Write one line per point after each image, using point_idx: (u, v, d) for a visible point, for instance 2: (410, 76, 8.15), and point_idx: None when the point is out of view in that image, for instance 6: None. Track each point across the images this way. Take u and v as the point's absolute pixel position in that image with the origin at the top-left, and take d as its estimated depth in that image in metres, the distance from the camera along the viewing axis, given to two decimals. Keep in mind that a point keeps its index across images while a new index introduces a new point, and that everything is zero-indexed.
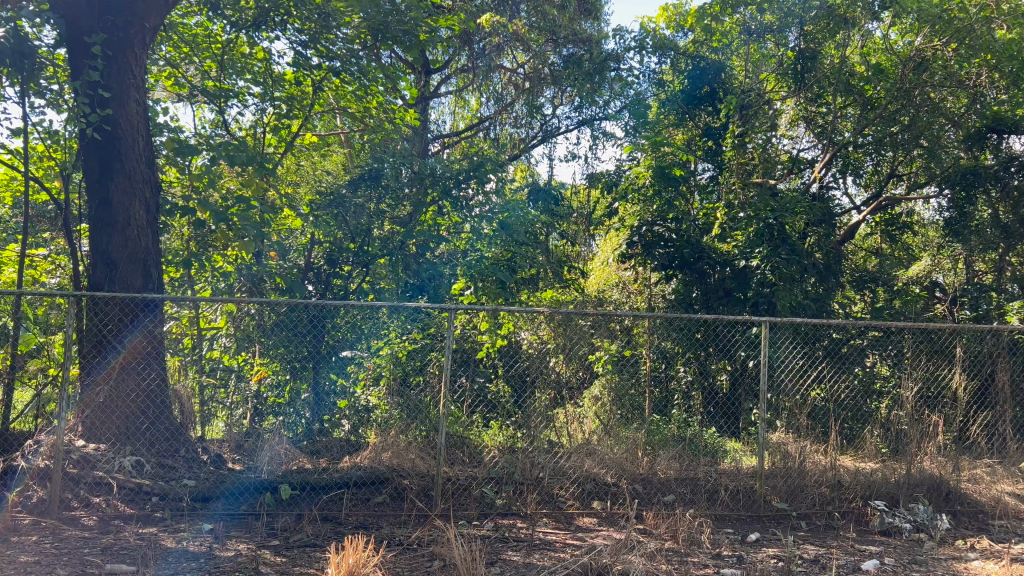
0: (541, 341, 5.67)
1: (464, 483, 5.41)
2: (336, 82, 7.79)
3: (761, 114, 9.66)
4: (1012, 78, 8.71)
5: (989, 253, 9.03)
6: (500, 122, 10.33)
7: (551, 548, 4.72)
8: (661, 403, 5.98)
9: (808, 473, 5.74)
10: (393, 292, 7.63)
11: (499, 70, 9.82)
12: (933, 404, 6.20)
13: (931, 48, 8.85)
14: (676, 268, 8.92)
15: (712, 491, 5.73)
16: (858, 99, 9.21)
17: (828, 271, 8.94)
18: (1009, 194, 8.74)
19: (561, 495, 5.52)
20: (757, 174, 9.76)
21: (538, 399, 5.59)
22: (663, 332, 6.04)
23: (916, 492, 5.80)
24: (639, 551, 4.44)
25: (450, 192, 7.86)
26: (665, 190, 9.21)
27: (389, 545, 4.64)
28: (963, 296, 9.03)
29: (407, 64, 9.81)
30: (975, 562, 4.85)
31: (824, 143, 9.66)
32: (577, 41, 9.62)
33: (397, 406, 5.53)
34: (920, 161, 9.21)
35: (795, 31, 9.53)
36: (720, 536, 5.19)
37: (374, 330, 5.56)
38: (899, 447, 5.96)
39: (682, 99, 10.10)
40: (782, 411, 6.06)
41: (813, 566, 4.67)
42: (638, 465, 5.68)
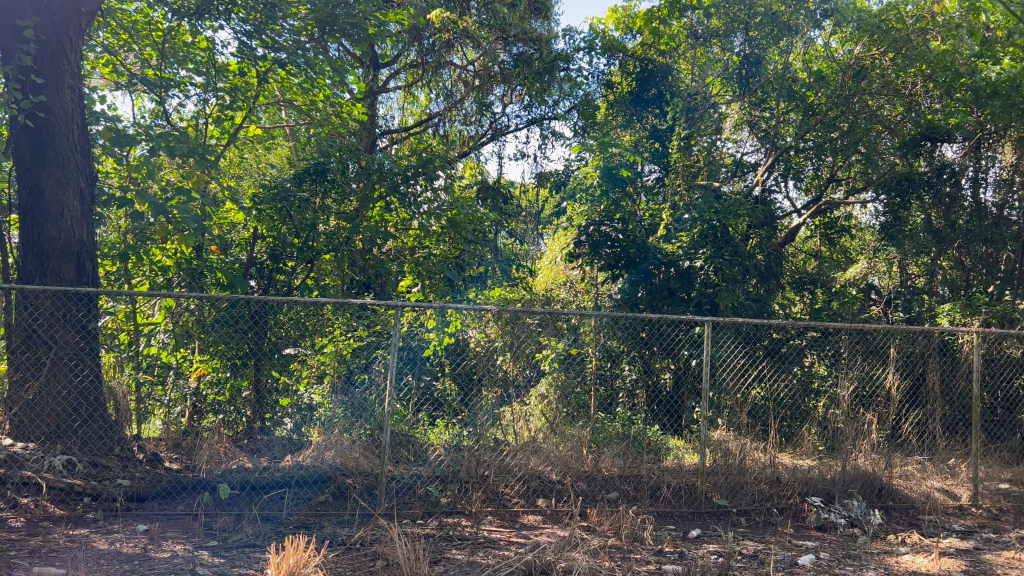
0: (488, 340, 5.64)
1: (409, 482, 5.40)
2: (282, 74, 7.71)
3: (706, 118, 10.02)
4: (945, 88, 8.94)
5: (921, 258, 9.20)
6: (449, 118, 10.21)
7: (494, 547, 4.72)
8: (606, 401, 6.08)
9: (748, 470, 5.83)
10: (337, 288, 7.55)
11: (449, 66, 9.70)
12: (868, 403, 6.36)
13: (870, 56, 9.18)
14: (621, 268, 8.95)
15: (654, 488, 5.80)
16: (800, 104, 9.51)
17: (770, 272, 9.12)
18: (941, 201, 8.98)
19: (506, 493, 5.54)
20: (701, 177, 9.89)
21: (484, 396, 5.59)
22: (609, 330, 6.09)
23: (851, 488, 5.94)
24: (582, 548, 4.47)
25: (400, 188, 7.82)
26: (612, 192, 9.47)
27: (332, 545, 4.58)
28: (897, 297, 9.37)
29: (356, 58, 9.65)
30: (906, 556, 5.02)
31: (767, 147, 9.82)
32: (527, 40, 9.57)
33: (340, 405, 5.37)
34: (858, 167, 9.48)
35: (740, 36, 9.88)
36: (662, 533, 5.27)
37: (318, 327, 5.46)
38: (834, 445, 6.07)
39: (631, 100, 10.46)
40: (723, 410, 6.19)
41: (752, 561, 4.76)
42: (582, 462, 5.69)
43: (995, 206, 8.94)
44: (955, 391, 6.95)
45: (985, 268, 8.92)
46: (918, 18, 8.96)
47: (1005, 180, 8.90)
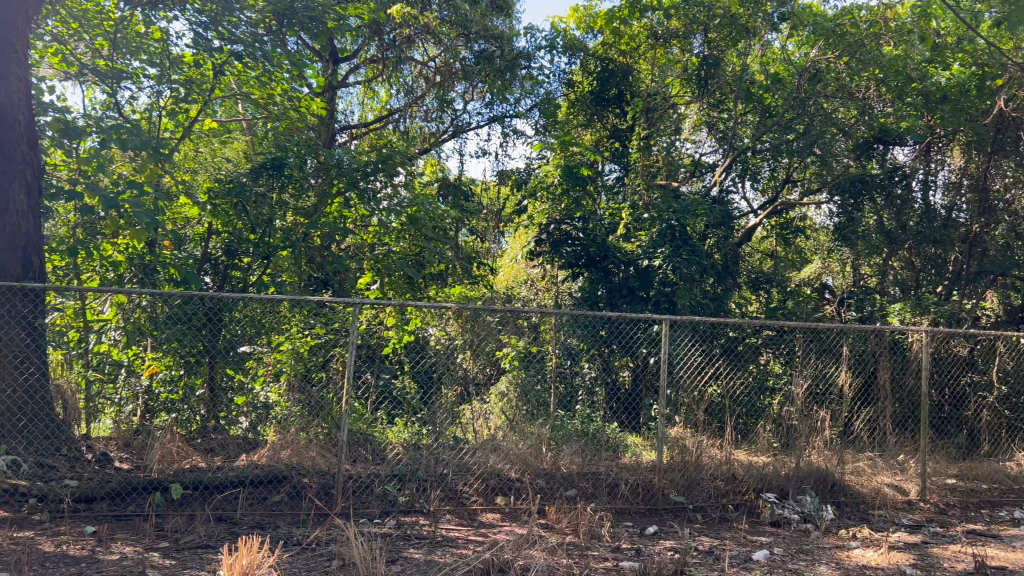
0: (449, 338, 5.61)
1: (366, 481, 5.38)
2: (239, 67, 7.55)
3: (665, 118, 10.15)
4: (897, 92, 9.27)
5: (873, 258, 9.52)
6: (410, 114, 10.00)
7: (452, 545, 4.70)
8: (565, 399, 5.86)
9: (704, 467, 5.95)
10: (295, 285, 7.45)
11: (409, 61, 9.57)
12: (822, 400, 6.37)
13: (825, 60, 9.32)
14: (581, 266, 9.14)
15: (612, 485, 5.86)
16: (756, 107, 9.60)
17: (726, 272, 9.28)
18: (893, 203, 9.24)
19: (464, 491, 5.56)
20: (661, 176, 9.96)
21: (444, 395, 5.55)
22: (568, 329, 5.89)
23: (804, 484, 6.10)
24: (540, 546, 4.49)
25: (359, 184, 7.72)
26: (571, 190, 9.56)
27: (287, 546, 4.52)
28: (850, 297, 9.63)
29: (315, 52, 9.45)
30: (857, 551, 5.12)
31: (725, 148, 9.89)
32: (488, 37, 9.55)
33: (298, 403, 5.30)
34: (813, 168, 9.56)
35: (699, 37, 9.83)
36: (620, 529, 5.31)
37: (274, 324, 5.35)
38: (789, 442, 6.18)
39: (590, 100, 10.58)
40: (680, 407, 6.16)
41: (707, 557, 4.82)
42: (541, 459, 5.70)
43: (944, 208, 9.18)
44: (905, 388, 6.99)
45: (934, 269, 9.21)
46: (871, 24, 9.17)
47: (953, 184, 9.17)
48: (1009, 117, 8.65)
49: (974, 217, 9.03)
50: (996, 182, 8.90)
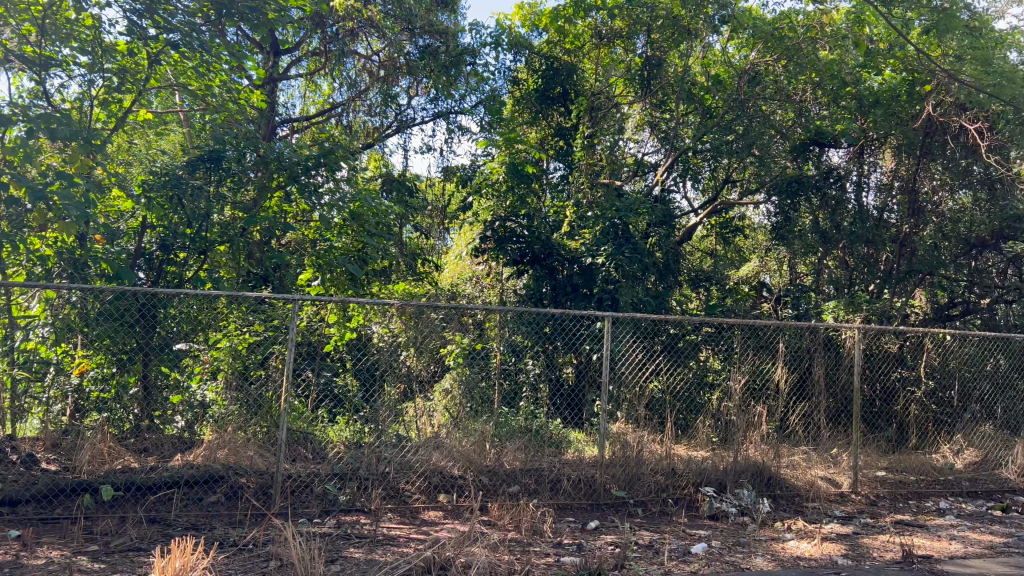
0: (392, 335, 5.56)
1: (305, 480, 5.29)
2: (176, 57, 7.41)
3: (609, 117, 10.22)
4: (832, 96, 9.50)
5: (808, 257, 9.77)
6: (353, 109, 9.75)
7: (393, 544, 4.66)
8: (509, 396, 5.92)
9: (645, 462, 6.02)
10: (233, 281, 7.38)
11: (353, 55, 9.39)
12: (759, 395, 6.56)
13: (764, 63, 9.55)
14: (526, 263, 9.18)
15: (555, 481, 5.89)
16: (698, 108, 9.78)
17: (667, 269, 9.47)
18: (828, 203, 9.50)
19: (406, 489, 5.53)
20: (604, 175, 10.03)
21: (387, 393, 5.49)
22: (513, 326, 5.94)
23: (742, 478, 6.24)
24: (481, 543, 4.49)
25: (299, 178, 7.51)
26: (517, 187, 9.52)
27: (223, 547, 4.42)
28: (787, 296, 9.91)
29: (254, 44, 9.11)
30: (791, 543, 5.25)
31: (667, 148, 10.12)
32: (433, 32, 9.42)
33: (235, 402, 5.19)
34: (752, 168, 9.74)
35: (642, 37, 9.87)
36: (561, 525, 5.35)
37: (212, 321, 5.24)
38: (726, 436, 6.31)
39: (536, 98, 10.40)
40: (622, 403, 6.13)
41: (647, 551, 4.88)
42: (484, 456, 5.69)
43: (876, 209, 9.62)
44: (839, 383, 7.07)
45: (866, 268, 9.59)
46: (808, 28, 9.35)
47: (885, 185, 9.62)
48: (936, 121, 9.09)
49: (905, 218, 9.56)
50: (924, 185, 9.38)
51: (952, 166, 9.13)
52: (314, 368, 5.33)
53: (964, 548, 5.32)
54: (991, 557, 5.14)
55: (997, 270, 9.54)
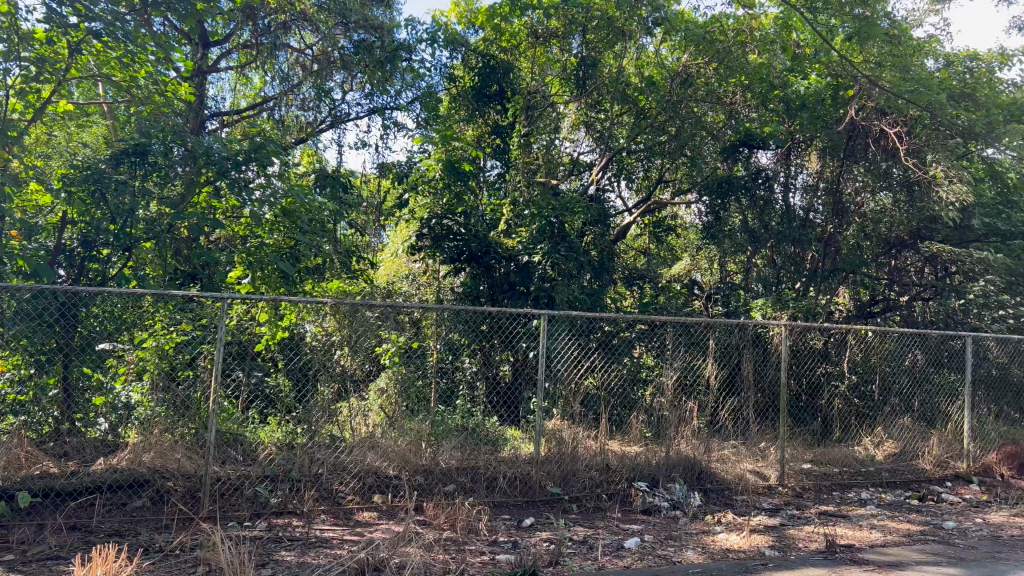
0: (326, 334, 5.46)
1: (234, 483, 5.15)
2: (98, 45, 7.09)
3: (545, 116, 10.24)
4: (761, 99, 9.76)
5: (738, 256, 10.00)
6: (285, 103, 9.46)
7: (326, 546, 4.59)
8: (445, 394, 5.95)
9: (580, 458, 6.07)
10: (159, 279, 7.16)
11: (286, 48, 9.14)
12: (690, 391, 6.69)
13: (696, 65, 9.64)
14: (463, 261, 9.17)
15: (491, 479, 5.87)
16: (632, 108, 9.92)
17: (602, 267, 9.61)
18: (756, 203, 9.81)
19: (340, 491, 5.44)
20: (540, 174, 10.05)
21: (321, 392, 5.41)
22: (450, 324, 5.99)
23: (673, 472, 6.37)
24: (416, 543, 4.45)
25: (229, 173, 7.32)
26: (454, 184, 9.29)
27: (149, 554, 4.28)
28: (716, 293, 10.13)
29: (182, 34, 8.78)
30: (721, 535, 5.37)
31: (602, 148, 10.35)
32: (369, 27, 9.31)
33: (161, 403, 5.06)
34: (684, 169, 10.05)
35: (578, 37, 9.88)
36: (497, 522, 5.35)
37: (137, 320, 5.06)
38: (659, 432, 6.45)
39: (472, 95, 10.31)
40: (558, 399, 6.21)
41: (581, 547, 4.93)
42: (420, 456, 5.68)
43: (802, 209, 9.93)
44: (768, 379, 7.23)
45: (793, 266, 9.89)
46: (738, 32, 9.43)
47: (810, 186, 9.92)
48: (858, 126, 9.44)
49: (830, 218, 9.92)
50: (848, 187, 9.77)
51: (872, 168, 9.57)
52: (247, 370, 5.31)
53: (883, 537, 5.54)
54: (908, 545, 5.36)
55: (914, 268, 10.10)
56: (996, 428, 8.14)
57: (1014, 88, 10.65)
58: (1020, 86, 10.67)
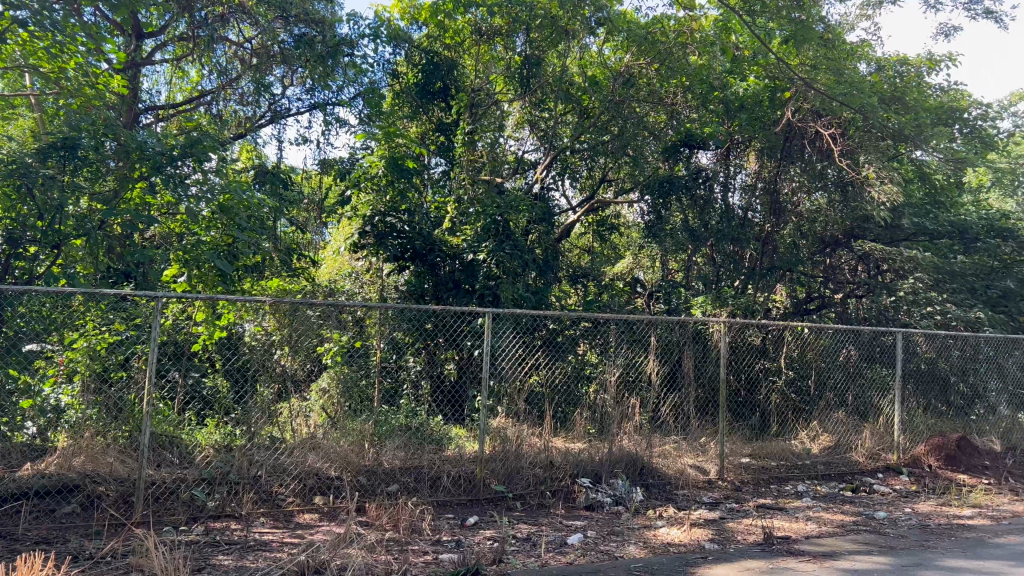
0: (265, 333, 5.38)
1: (170, 487, 5.00)
2: (23, 34, 6.88)
3: (489, 114, 10.00)
4: (702, 99, 9.91)
5: (679, 255, 10.15)
6: (223, 97, 9.21)
7: (266, 549, 4.51)
8: (389, 393, 5.93)
9: (524, 455, 6.07)
10: (90, 276, 6.97)
11: (224, 42, 8.84)
12: (632, 387, 6.79)
13: (638, 66, 9.74)
14: (408, 259, 9.11)
15: (434, 479, 5.83)
16: (576, 107, 10.02)
17: (547, 265, 9.64)
18: (696, 203, 9.99)
19: (280, 493, 5.32)
20: (484, 172, 9.93)
21: (260, 394, 5.30)
22: (394, 323, 5.85)
23: (616, 468, 6.41)
24: (358, 543, 4.39)
25: (164, 169, 7.08)
26: (397, 181, 9.20)
27: (78, 561, 4.13)
28: (659, 291, 10.23)
29: (114, 25, 8.43)
30: (662, 529, 5.45)
31: (545, 147, 10.43)
32: (310, 21, 9.10)
33: (93, 406, 4.94)
34: (626, 169, 10.16)
35: (521, 36, 9.89)
36: (440, 522, 5.33)
37: (66, 320, 4.88)
38: (602, 427, 6.48)
39: (416, 92, 10.27)
40: (503, 397, 6.24)
41: (524, 544, 4.94)
42: (363, 456, 5.60)
43: (741, 208, 10.10)
44: (706, 374, 7.41)
45: (732, 264, 10.10)
46: (679, 33, 9.44)
47: (749, 186, 10.13)
48: (795, 127, 9.73)
49: (767, 217, 10.11)
50: (785, 187, 10.02)
51: (808, 168, 9.86)
52: (183, 370, 5.17)
53: (818, 528, 5.70)
54: (841, 535, 5.52)
55: (848, 267, 10.43)
56: (924, 421, 8.44)
57: (941, 92, 11.07)
58: (946, 90, 11.10)
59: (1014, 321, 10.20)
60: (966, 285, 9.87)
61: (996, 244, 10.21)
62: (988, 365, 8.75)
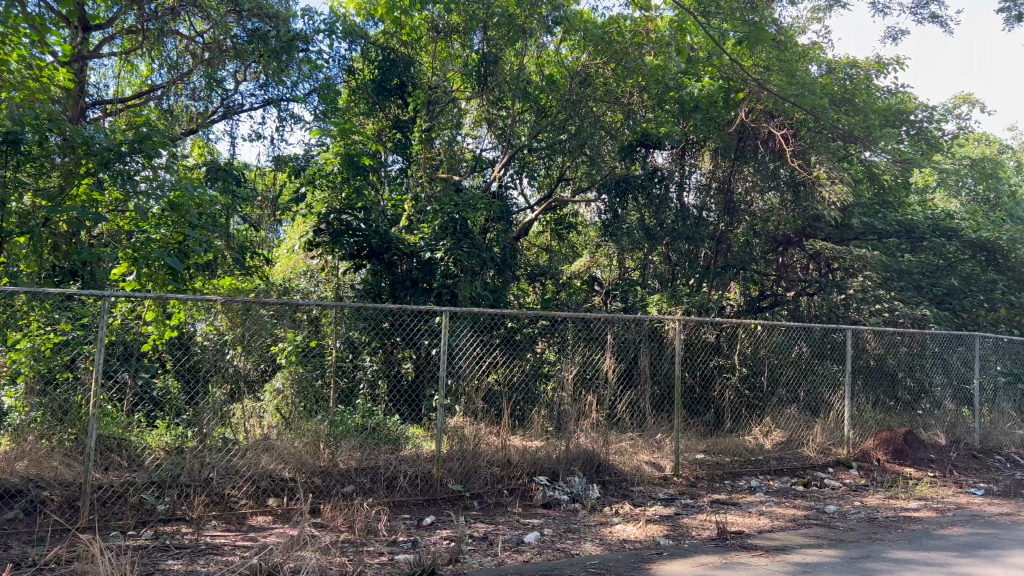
0: (218, 333, 5.25)
1: (119, 490, 4.90)
2: None
3: (446, 111, 9.98)
4: (657, 100, 10.03)
5: (636, 253, 10.22)
6: (174, 92, 9.01)
7: (217, 553, 4.43)
8: (346, 393, 5.85)
9: (481, 454, 6.06)
10: (33, 276, 6.85)
11: (174, 35, 8.66)
12: (590, 385, 6.82)
13: (594, 65, 9.83)
14: (364, 258, 9.02)
15: (391, 479, 5.78)
16: (534, 106, 10.22)
17: (505, 264, 9.63)
18: (652, 202, 10.09)
19: (232, 495, 5.22)
20: (442, 170, 10.01)
21: (212, 395, 5.20)
22: (350, 322, 5.76)
23: (573, 465, 6.44)
24: (313, 546, 4.33)
25: (112, 164, 6.88)
26: (353, 179, 9.14)
27: (20, 569, 4.00)
28: (615, 289, 10.30)
29: (60, 17, 8.17)
30: (618, 526, 5.48)
31: (503, 145, 10.43)
32: (263, 15, 8.84)
33: (38, 408, 4.78)
34: (584, 168, 10.20)
35: (479, 34, 9.78)
36: (397, 522, 5.29)
37: (10, 320, 4.70)
38: (560, 426, 6.51)
39: (373, 88, 10.08)
40: (460, 396, 6.17)
41: (481, 543, 4.93)
42: (318, 457, 5.54)
43: (696, 207, 10.24)
44: (661, 372, 7.48)
45: (688, 263, 10.18)
46: (635, 33, 9.64)
47: (703, 185, 10.28)
48: (748, 127, 9.87)
49: (721, 217, 10.22)
50: (738, 186, 10.17)
51: (761, 169, 10.01)
52: (132, 371, 5.05)
53: (770, 522, 5.79)
54: (793, 529, 5.61)
55: (800, 265, 10.61)
56: (872, 416, 8.65)
57: (889, 95, 11.35)
58: (893, 92, 11.41)
59: (957, 318, 10.52)
60: (912, 283, 10.17)
61: (941, 243, 10.55)
62: (934, 361, 8.96)
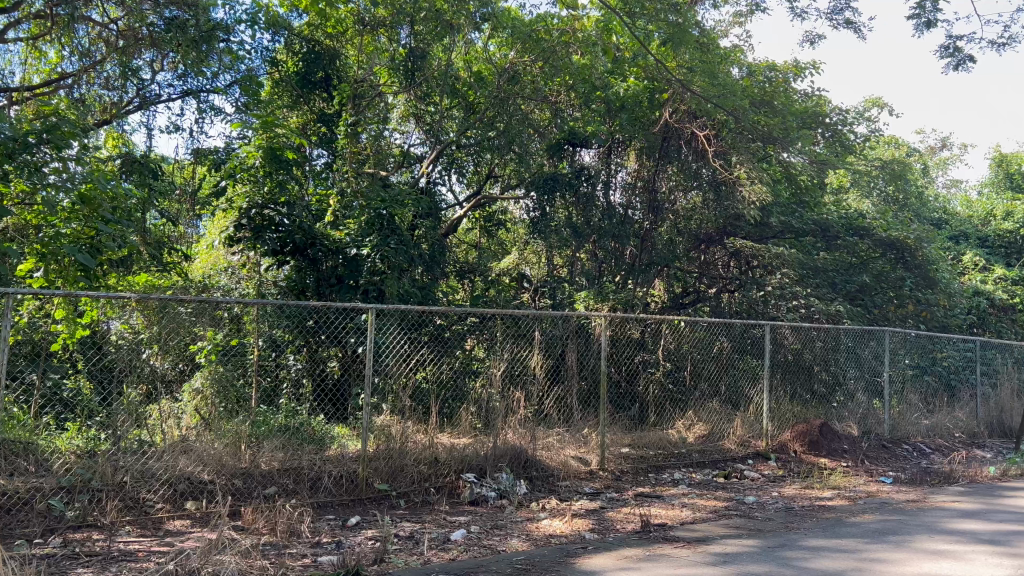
0: (133, 332, 5.12)
1: (24, 497, 4.66)
2: None
3: (373, 105, 10.16)
4: (584, 99, 10.27)
5: (564, 250, 10.32)
6: (86, 82, 8.68)
7: (131, 559, 4.26)
8: (269, 391, 5.75)
9: (408, 452, 6.00)
10: None
11: (86, 21, 8.27)
12: (517, 381, 6.84)
13: (522, 63, 9.91)
14: (288, 253, 8.76)
15: (315, 479, 5.66)
16: (461, 102, 10.22)
17: (433, 261, 9.57)
18: (580, 200, 10.19)
19: (148, 499, 5.05)
20: (370, 164, 10.02)
21: (127, 395, 5.00)
22: (273, 320, 5.76)
23: (500, 463, 6.41)
24: (233, 549, 4.22)
25: (17, 155, 6.45)
26: (276, 172, 8.87)
27: None
28: (544, 287, 10.39)
29: None
30: (544, 521, 5.51)
31: (431, 141, 10.39)
32: (182, 3, 8.35)
33: None
34: (512, 165, 10.17)
35: (405, 28, 9.66)
36: (321, 523, 5.19)
37: None
38: (488, 422, 6.49)
39: (296, 81, 9.94)
40: (387, 394, 6.10)
41: (408, 542, 4.89)
42: (239, 459, 5.37)
43: (621, 206, 10.42)
44: (589, 367, 7.45)
45: (613, 260, 10.31)
46: (562, 33, 9.79)
47: (628, 184, 10.45)
48: (672, 127, 10.04)
49: (646, 215, 10.42)
50: (662, 185, 10.37)
51: (683, 168, 10.22)
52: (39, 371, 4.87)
53: (692, 514, 5.92)
54: (714, 520, 5.75)
55: (721, 263, 10.77)
56: (790, 408, 8.96)
57: (805, 97, 11.74)
58: (810, 95, 11.79)
59: (869, 314, 10.98)
60: (827, 281, 10.59)
61: (853, 242, 11.08)
62: (846, 355, 9.32)
